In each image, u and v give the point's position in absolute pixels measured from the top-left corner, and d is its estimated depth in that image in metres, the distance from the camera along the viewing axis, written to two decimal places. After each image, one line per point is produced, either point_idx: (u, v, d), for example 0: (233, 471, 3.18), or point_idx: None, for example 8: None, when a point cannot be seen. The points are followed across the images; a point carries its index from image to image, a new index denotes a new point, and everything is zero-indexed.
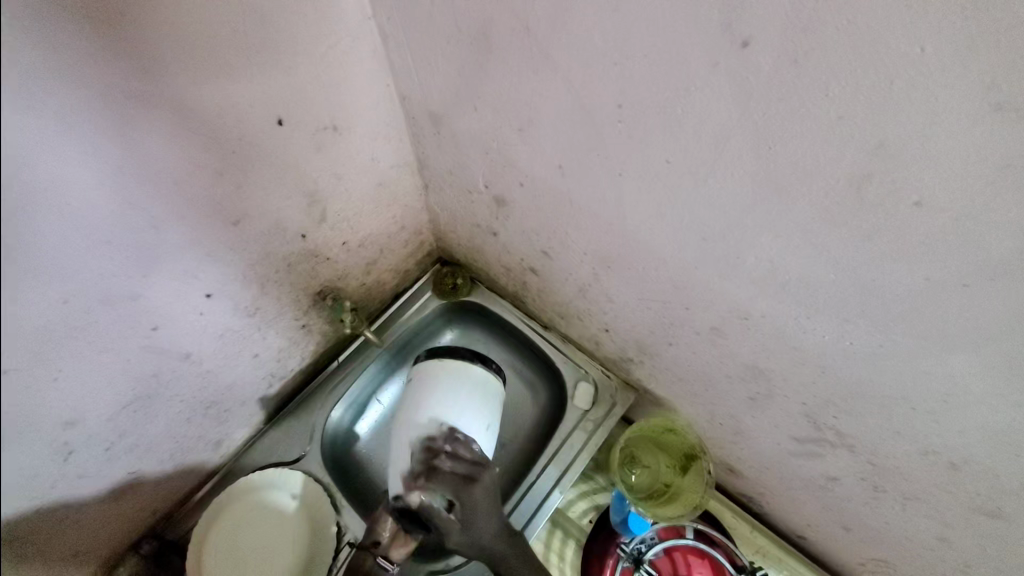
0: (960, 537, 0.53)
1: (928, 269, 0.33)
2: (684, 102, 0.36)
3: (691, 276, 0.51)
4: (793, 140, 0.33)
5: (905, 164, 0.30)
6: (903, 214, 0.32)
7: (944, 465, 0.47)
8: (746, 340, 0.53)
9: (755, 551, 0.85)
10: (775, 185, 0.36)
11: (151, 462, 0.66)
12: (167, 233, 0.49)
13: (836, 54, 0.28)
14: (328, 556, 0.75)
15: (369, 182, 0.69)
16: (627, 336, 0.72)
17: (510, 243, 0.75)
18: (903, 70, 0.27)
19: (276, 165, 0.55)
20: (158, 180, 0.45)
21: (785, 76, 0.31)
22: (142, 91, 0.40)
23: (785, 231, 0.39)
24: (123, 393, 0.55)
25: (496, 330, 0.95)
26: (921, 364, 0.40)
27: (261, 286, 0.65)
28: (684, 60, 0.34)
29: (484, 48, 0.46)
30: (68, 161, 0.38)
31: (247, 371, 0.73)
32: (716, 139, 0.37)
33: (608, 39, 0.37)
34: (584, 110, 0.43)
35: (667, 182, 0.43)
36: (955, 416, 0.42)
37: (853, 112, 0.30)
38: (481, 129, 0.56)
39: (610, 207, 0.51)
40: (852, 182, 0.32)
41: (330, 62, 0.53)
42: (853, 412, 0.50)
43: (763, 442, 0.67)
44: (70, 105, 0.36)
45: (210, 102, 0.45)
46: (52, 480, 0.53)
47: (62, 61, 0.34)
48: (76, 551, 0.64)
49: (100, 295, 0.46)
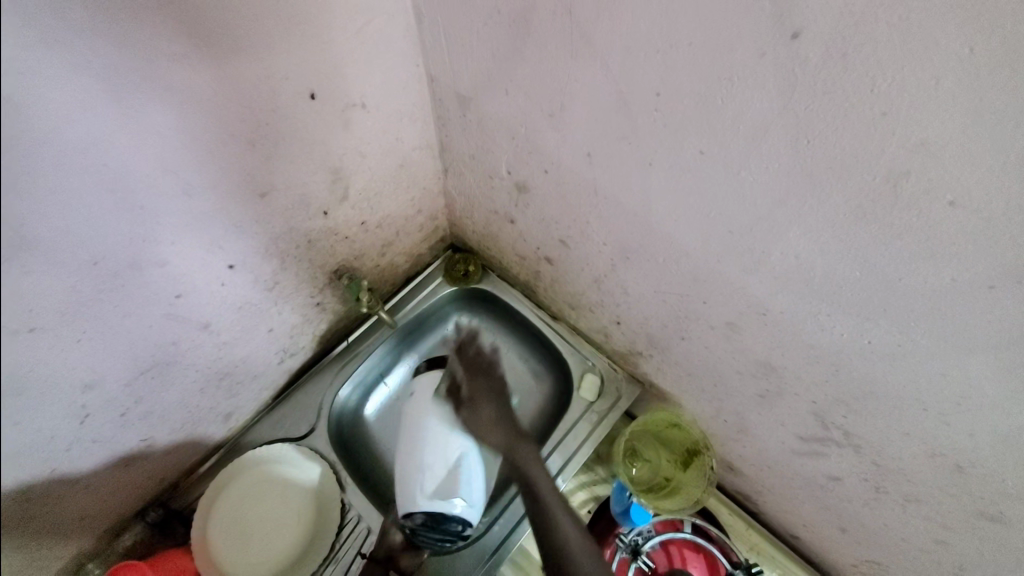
0: (958, 540, 0.55)
1: (954, 270, 0.34)
2: (725, 92, 0.37)
3: (712, 271, 0.52)
4: (834, 135, 0.34)
5: (945, 162, 0.30)
6: (937, 214, 0.32)
7: (951, 468, 0.48)
8: (761, 336, 0.54)
9: (750, 547, 0.86)
10: (809, 178, 0.37)
11: (163, 430, 0.67)
12: (198, 201, 0.49)
13: (885, 51, 0.29)
14: (332, 531, 0.76)
15: (392, 163, 0.69)
16: (638, 328, 0.73)
17: (528, 231, 0.75)
18: (951, 68, 0.27)
19: (305, 140, 0.55)
20: (194, 146, 0.45)
21: (833, 70, 0.31)
22: (186, 55, 0.40)
23: (813, 226, 0.40)
24: (143, 359, 0.56)
25: (505, 319, 0.96)
26: (937, 365, 0.41)
27: (281, 261, 0.65)
28: (730, 49, 0.34)
29: (523, 31, 0.46)
30: (104, 118, 0.38)
31: (261, 345, 0.73)
32: (754, 131, 0.37)
33: (653, 26, 0.37)
34: (621, 97, 0.44)
35: (698, 174, 0.44)
36: (967, 418, 0.42)
37: (896, 109, 0.30)
38: (512, 114, 0.56)
39: (636, 197, 0.52)
40: (888, 178, 0.33)
41: (365, 38, 0.53)
42: (863, 411, 0.51)
43: (767, 439, 0.68)
44: (116, 65, 0.37)
45: (248, 71, 0.45)
46: (67, 440, 0.54)
47: (110, 18, 0.35)
48: (84, 514, 0.64)
49: (128, 260, 0.46)
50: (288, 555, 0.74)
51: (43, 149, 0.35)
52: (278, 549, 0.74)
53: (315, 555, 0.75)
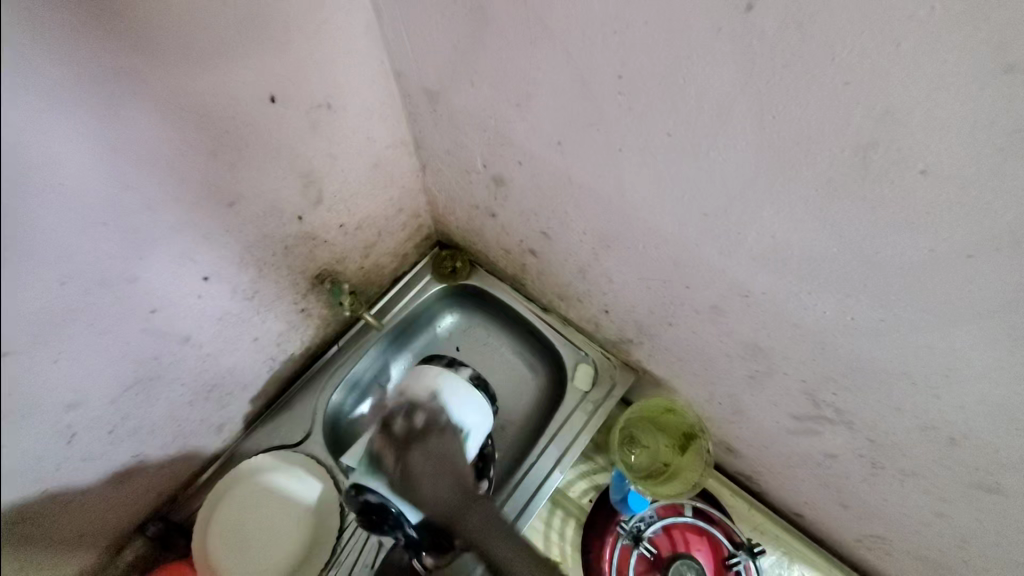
0: (956, 511, 0.54)
1: (932, 241, 0.33)
2: (686, 70, 0.36)
3: (692, 254, 0.51)
4: (797, 109, 0.32)
5: (911, 130, 0.29)
6: (909, 185, 0.31)
7: (943, 440, 0.47)
8: (745, 318, 0.53)
9: (753, 528, 0.86)
10: (779, 156, 0.36)
11: (154, 445, 0.66)
12: (162, 215, 0.48)
13: (841, 17, 0.27)
14: (332, 538, 0.75)
15: (365, 163, 0.68)
16: (626, 316, 0.72)
17: (510, 224, 0.74)
18: (911, 31, 0.26)
19: (271, 146, 0.54)
20: (153, 160, 0.44)
21: (790, 40, 0.30)
22: (134, 67, 0.39)
23: (787, 204, 0.38)
24: (125, 375, 0.55)
25: (496, 313, 0.96)
26: (924, 339, 0.40)
27: (258, 269, 0.64)
28: (687, 25, 0.33)
29: (481, 20, 0.45)
30: (63, 137, 0.37)
31: (247, 354, 0.73)
32: (719, 109, 0.36)
33: (608, 6, 0.36)
34: (584, 83, 0.43)
35: (668, 156, 0.43)
36: (956, 390, 0.42)
37: (859, 78, 0.29)
38: (479, 106, 0.55)
39: (609, 184, 0.51)
40: (856, 150, 0.32)
41: (323, 36, 0.52)
42: (852, 388, 0.50)
43: (763, 421, 0.68)
44: (65, 83, 0.36)
45: (203, 80, 0.44)
46: (56, 462, 0.54)
47: (53, 35, 0.33)
48: (82, 533, 0.64)
49: (97, 277, 0.45)
50: (289, 563, 0.73)
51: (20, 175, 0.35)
52: (280, 556, 0.73)
53: (315, 563, 0.74)
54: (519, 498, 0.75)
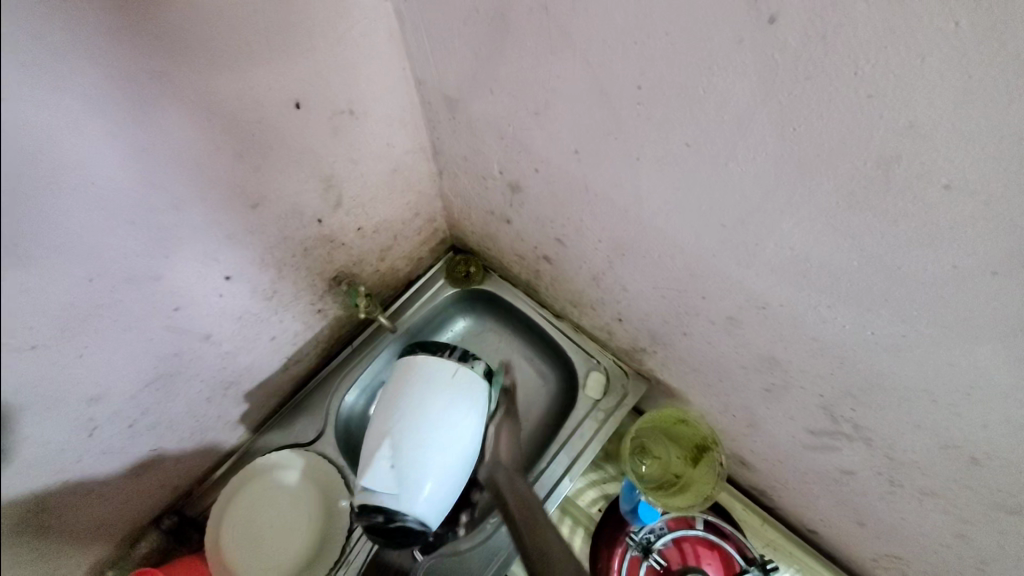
0: (978, 534, 0.52)
1: (955, 257, 0.32)
2: (706, 81, 0.36)
3: (708, 264, 0.50)
4: (819, 121, 0.32)
5: (936, 144, 0.29)
6: (932, 200, 0.31)
7: (965, 460, 0.46)
8: (762, 330, 0.52)
9: (765, 543, 0.84)
10: (799, 168, 0.36)
11: (172, 439, 0.68)
12: (187, 215, 0.49)
13: (865, 31, 0.27)
14: (341, 538, 0.76)
15: (384, 168, 0.69)
16: (640, 325, 0.72)
17: (525, 231, 0.75)
18: (936, 45, 0.26)
19: (293, 150, 0.55)
20: (180, 161, 0.46)
21: (812, 53, 0.30)
22: (164, 71, 0.40)
23: (807, 216, 0.38)
24: (146, 370, 0.56)
25: (509, 319, 0.96)
26: (945, 356, 0.39)
27: (278, 270, 0.66)
28: (708, 36, 0.33)
29: (502, 30, 0.46)
30: (93, 138, 0.39)
31: (264, 353, 0.74)
32: (739, 120, 0.36)
33: (629, 17, 0.36)
34: (603, 92, 0.43)
35: (686, 166, 0.43)
36: (980, 409, 0.41)
37: (882, 91, 0.29)
38: (498, 114, 0.56)
39: (626, 193, 0.51)
40: (879, 164, 0.32)
41: (347, 44, 0.53)
42: (870, 404, 0.49)
43: (777, 434, 0.67)
44: (97, 86, 0.37)
45: (230, 84, 0.45)
46: (79, 453, 0.55)
47: (87, 39, 0.35)
48: (101, 524, 0.66)
49: (124, 274, 0.47)
50: (299, 561, 0.73)
51: (36, 173, 0.36)
52: (291, 555, 0.73)
53: (326, 561, 0.74)
54: (526, 507, 0.75)
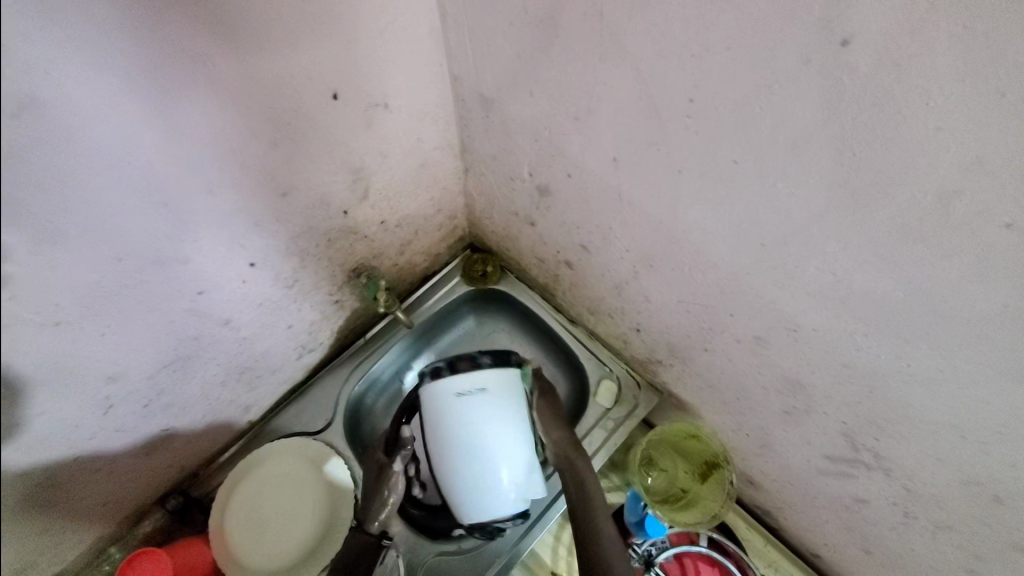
0: (992, 573, 0.52)
1: (1007, 295, 0.32)
2: (763, 100, 0.35)
3: (740, 282, 0.50)
4: (879, 148, 0.32)
5: (1003, 183, 0.28)
6: (989, 238, 0.30)
7: (989, 499, 0.45)
8: (789, 352, 0.52)
9: (767, 564, 0.83)
10: (851, 194, 0.35)
11: (184, 421, 0.68)
12: (218, 200, 0.49)
13: (943, 62, 0.27)
14: (344, 526, 0.75)
15: (413, 162, 0.69)
16: (659, 337, 0.71)
17: (548, 234, 0.74)
18: (1017, 82, 0.25)
19: (327, 140, 0.55)
20: (215, 146, 0.45)
21: (883, 80, 0.29)
22: (208, 56, 0.40)
23: (852, 243, 0.37)
24: (166, 352, 0.56)
25: (522, 321, 0.95)
26: (983, 394, 0.38)
27: (300, 259, 0.65)
28: (771, 54, 0.33)
29: (550, 33, 0.45)
30: (133, 119, 0.38)
31: (281, 340, 0.74)
32: (794, 141, 0.35)
33: (688, 28, 0.36)
34: (650, 103, 0.42)
35: (730, 182, 0.42)
36: (1012, 451, 0.40)
37: (952, 124, 0.28)
38: (535, 116, 0.55)
39: (662, 205, 0.50)
40: (939, 198, 0.31)
41: (389, 37, 0.52)
42: (895, 435, 0.48)
43: (792, 457, 0.66)
44: (140, 67, 0.37)
45: (272, 71, 0.45)
46: (92, 430, 0.55)
47: (134, 19, 0.35)
48: (108, 500, 0.66)
49: (153, 256, 0.47)
50: (301, 548, 0.73)
51: (65, 147, 0.35)
52: (294, 541, 0.73)
53: (327, 550, 0.74)
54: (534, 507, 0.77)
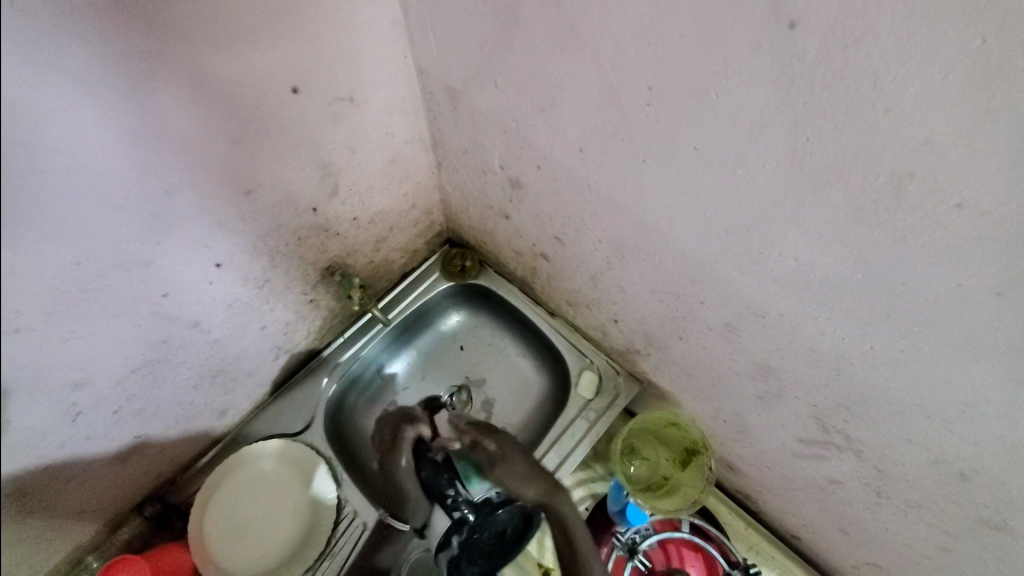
0: (961, 547, 0.53)
1: (962, 276, 0.32)
2: (720, 86, 0.35)
3: (708, 269, 0.50)
4: (832, 131, 0.32)
5: (951, 162, 0.28)
6: (941, 218, 0.31)
7: (954, 475, 0.46)
8: (758, 337, 0.52)
9: (748, 547, 0.85)
10: (808, 177, 0.35)
11: (157, 427, 0.66)
12: (179, 200, 0.48)
13: (889, 43, 0.27)
14: (327, 527, 0.75)
15: (383, 157, 0.68)
16: (635, 327, 0.71)
17: (523, 227, 0.74)
18: (959, 63, 0.25)
19: (291, 137, 0.54)
20: (173, 145, 0.44)
21: (832, 62, 0.29)
22: (160, 52, 0.38)
23: (812, 228, 0.38)
24: (134, 357, 0.55)
25: (503, 315, 0.95)
26: (943, 373, 0.39)
27: (270, 259, 0.64)
28: (725, 40, 0.32)
29: (511, 23, 0.44)
30: (85, 120, 0.37)
31: (255, 341, 0.73)
32: (751, 127, 0.36)
33: (644, 15, 0.35)
34: (612, 92, 0.42)
35: (694, 171, 0.42)
36: (972, 428, 0.41)
37: (900, 105, 0.28)
38: (502, 108, 0.55)
39: (629, 194, 0.50)
40: (892, 179, 0.31)
41: (350, 30, 0.51)
42: (863, 416, 0.49)
43: (768, 441, 0.67)
44: (92, 67, 0.36)
45: (230, 68, 0.44)
46: (62, 440, 0.54)
47: (79, 17, 0.33)
48: (83, 509, 0.64)
49: (113, 259, 0.45)
50: (283, 549, 0.73)
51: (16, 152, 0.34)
52: (276, 543, 0.73)
53: (310, 551, 0.74)
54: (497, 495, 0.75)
